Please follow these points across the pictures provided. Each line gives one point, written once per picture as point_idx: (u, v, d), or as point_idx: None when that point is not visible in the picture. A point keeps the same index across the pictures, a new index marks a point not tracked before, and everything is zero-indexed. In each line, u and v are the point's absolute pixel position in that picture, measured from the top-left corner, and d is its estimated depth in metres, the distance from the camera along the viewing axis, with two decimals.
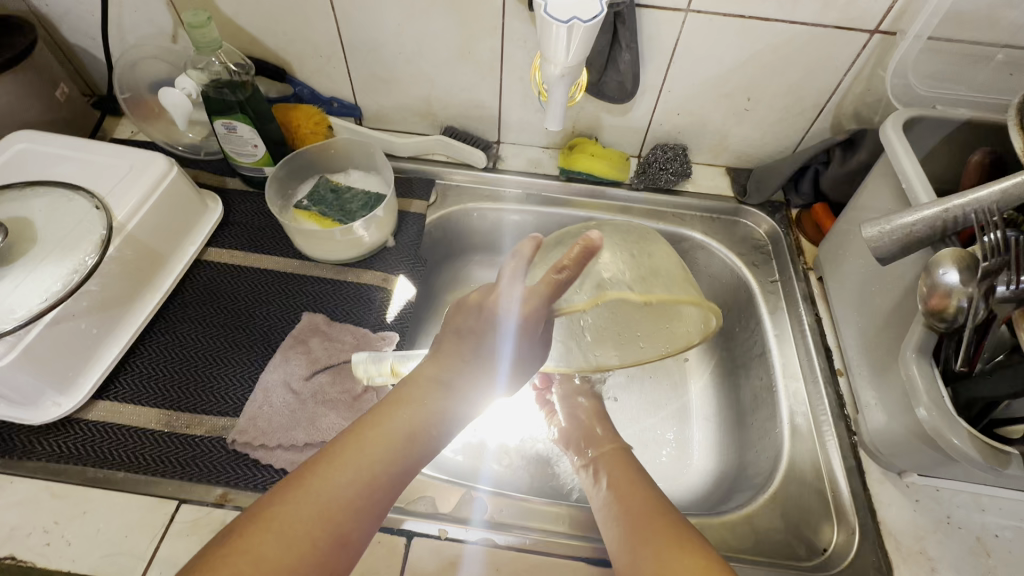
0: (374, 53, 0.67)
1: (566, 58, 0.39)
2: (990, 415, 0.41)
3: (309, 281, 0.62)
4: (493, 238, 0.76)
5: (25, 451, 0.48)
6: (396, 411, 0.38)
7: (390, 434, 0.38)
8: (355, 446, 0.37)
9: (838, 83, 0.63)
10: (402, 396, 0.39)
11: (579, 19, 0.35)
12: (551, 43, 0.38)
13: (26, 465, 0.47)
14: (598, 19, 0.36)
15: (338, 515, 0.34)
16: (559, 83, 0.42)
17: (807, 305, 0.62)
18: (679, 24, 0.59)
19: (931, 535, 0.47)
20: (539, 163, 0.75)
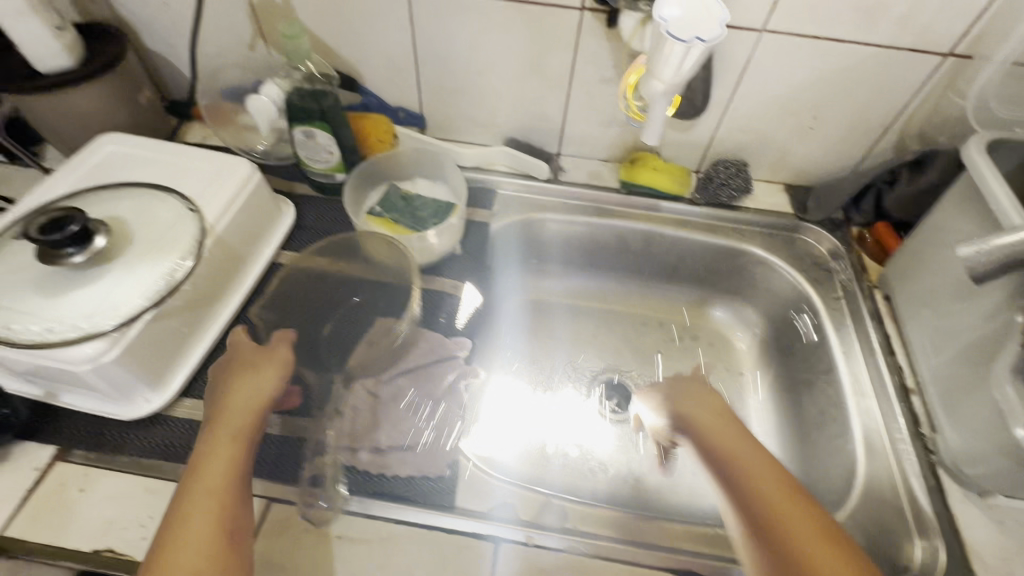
0: (446, 65, 0.68)
1: (674, 75, 0.41)
2: None
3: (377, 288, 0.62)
4: (551, 248, 0.76)
5: (116, 445, 0.49)
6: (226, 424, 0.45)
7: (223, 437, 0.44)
8: (203, 458, 0.42)
9: (906, 104, 0.64)
10: (224, 412, 0.46)
11: (700, 38, 0.37)
12: (663, 60, 0.40)
13: (119, 460, 0.48)
14: (717, 40, 0.37)
15: (226, 496, 0.40)
16: (661, 100, 0.43)
17: (874, 322, 0.62)
18: (754, 44, 0.60)
19: (1018, 556, 0.46)
20: (599, 175, 0.76)
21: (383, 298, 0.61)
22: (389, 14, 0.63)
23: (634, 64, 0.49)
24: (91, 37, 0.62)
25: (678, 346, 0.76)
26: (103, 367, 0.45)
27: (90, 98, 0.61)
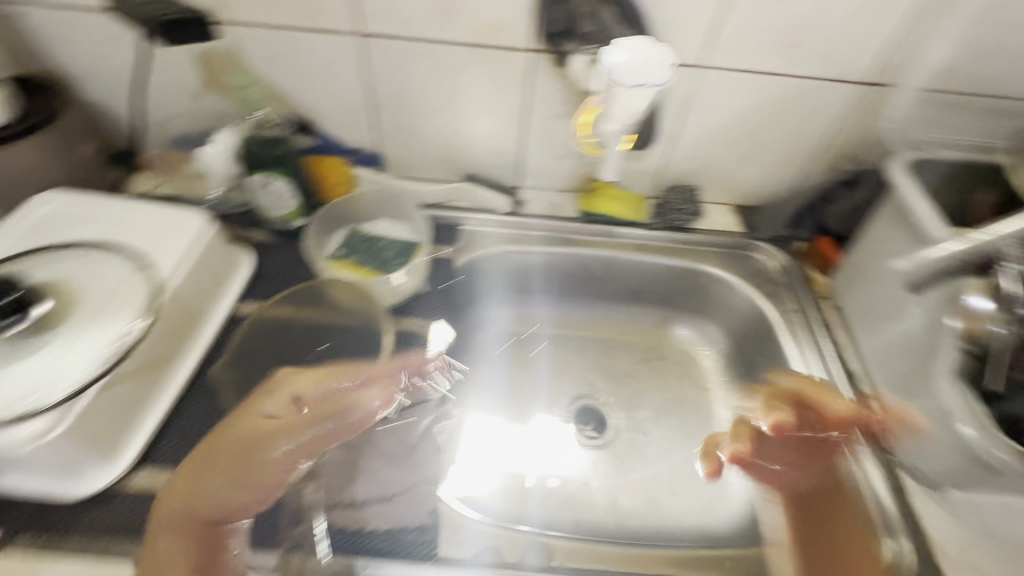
0: (402, 106, 0.69)
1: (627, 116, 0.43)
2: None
3: (343, 334, 0.61)
4: (518, 279, 0.78)
5: (65, 527, 0.45)
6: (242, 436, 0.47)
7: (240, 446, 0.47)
8: (165, 512, 0.43)
9: (835, 128, 0.69)
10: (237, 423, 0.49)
11: (653, 83, 0.40)
12: (616, 104, 0.42)
13: (68, 544, 0.44)
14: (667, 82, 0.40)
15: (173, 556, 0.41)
16: (614, 138, 0.46)
17: (826, 332, 0.66)
18: (694, 78, 0.64)
19: (975, 547, 0.49)
20: (558, 205, 0.78)
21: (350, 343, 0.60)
22: (344, 59, 0.64)
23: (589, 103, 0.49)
24: (25, 92, 0.59)
25: (646, 367, 0.78)
26: (50, 444, 0.43)
27: (25, 155, 0.58)
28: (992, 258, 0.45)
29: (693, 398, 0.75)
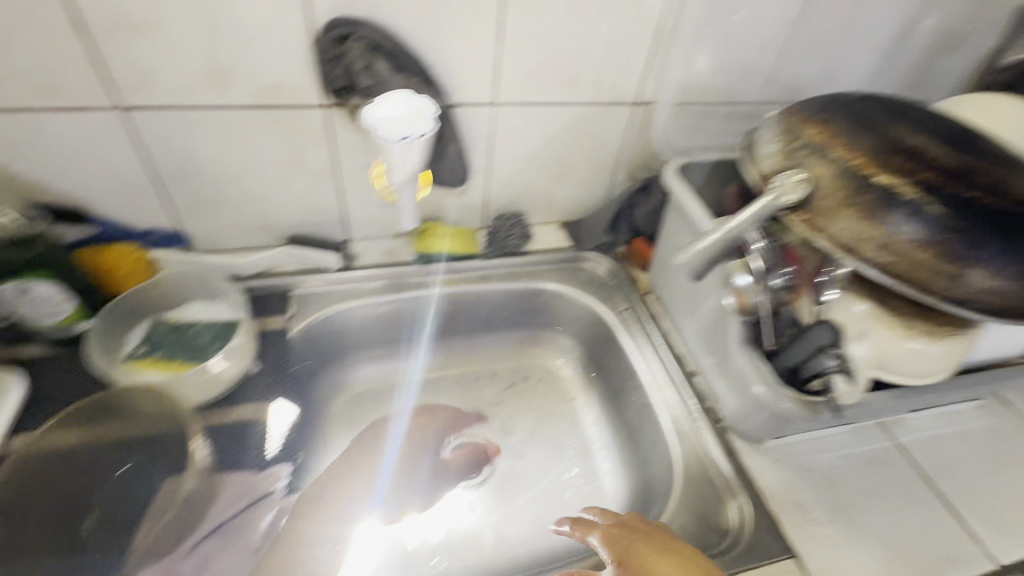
0: (195, 178, 0.64)
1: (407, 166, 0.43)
2: (799, 378, 0.51)
3: (161, 441, 0.54)
4: (366, 334, 0.75)
5: None
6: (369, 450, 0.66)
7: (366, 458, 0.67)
8: None
9: (623, 144, 0.78)
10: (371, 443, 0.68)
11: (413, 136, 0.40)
12: (393, 156, 0.42)
13: None
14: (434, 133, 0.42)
15: None
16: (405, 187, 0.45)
17: (654, 324, 0.73)
18: (490, 115, 0.68)
19: (795, 484, 0.57)
20: (394, 251, 0.77)
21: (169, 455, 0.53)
22: (107, 137, 0.57)
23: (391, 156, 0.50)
24: None
25: (512, 391, 0.79)
26: None
27: None
28: (744, 238, 0.51)
29: (560, 411, 0.78)
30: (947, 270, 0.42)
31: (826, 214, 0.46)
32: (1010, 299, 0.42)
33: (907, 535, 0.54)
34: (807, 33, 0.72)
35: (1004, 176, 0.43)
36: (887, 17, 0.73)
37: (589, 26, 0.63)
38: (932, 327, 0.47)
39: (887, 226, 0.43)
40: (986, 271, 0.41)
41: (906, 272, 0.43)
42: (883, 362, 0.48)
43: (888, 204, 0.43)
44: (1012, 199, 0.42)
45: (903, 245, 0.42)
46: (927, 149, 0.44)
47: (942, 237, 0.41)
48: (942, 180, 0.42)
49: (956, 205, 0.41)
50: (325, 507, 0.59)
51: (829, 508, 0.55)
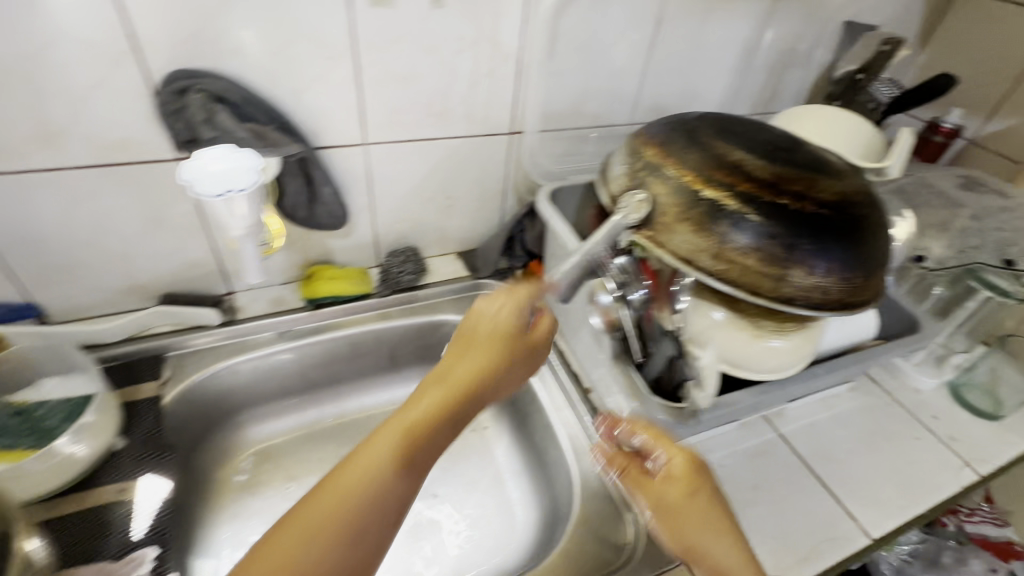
0: (40, 245, 0.59)
1: (243, 222, 0.46)
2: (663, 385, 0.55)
3: None
4: (258, 388, 0.72)
5: None
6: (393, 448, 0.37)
7: (372, 471, 0.35)
8: None
9: (507, 172, 0.80)
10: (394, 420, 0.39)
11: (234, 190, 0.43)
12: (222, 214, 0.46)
13: None
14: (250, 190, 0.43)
15: None
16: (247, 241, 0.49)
17: (551, 344, 0.74)
18: (363, 154, 0.68)
19: None
20: (281, 299, 0.75)
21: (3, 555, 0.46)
22: None
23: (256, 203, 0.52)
24: None
25: None
26: None
27: None
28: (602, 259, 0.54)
29: (471, 442, 0.78)
30: (771, 272, 0.45)
31: (666, 229, 0.48)
32: (828, 294, 0.46)
33: (789, 522, 0.57)
34: (660, 60, 0.77)
35: (810, 183, 0.47)
36: (729, 42, 0.79)
37: (449, 65, 0.64)
38: (783, 325, 0.50)
39: (716, 236, 0.46)
40: (804, 270, 0.45)
41: (738, 277, 0.46)
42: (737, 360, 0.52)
43: (715, 217, 0.46)
44: (818, 202, 0.46)
45: (732, 253, 0.45)
46: (744, 164, 0.48)
47: (762, 243, 0.45)
48: (756, 191, 0.46)
49: (770, 212, 0.45)
50: (301, 561, 0.31)
51: None
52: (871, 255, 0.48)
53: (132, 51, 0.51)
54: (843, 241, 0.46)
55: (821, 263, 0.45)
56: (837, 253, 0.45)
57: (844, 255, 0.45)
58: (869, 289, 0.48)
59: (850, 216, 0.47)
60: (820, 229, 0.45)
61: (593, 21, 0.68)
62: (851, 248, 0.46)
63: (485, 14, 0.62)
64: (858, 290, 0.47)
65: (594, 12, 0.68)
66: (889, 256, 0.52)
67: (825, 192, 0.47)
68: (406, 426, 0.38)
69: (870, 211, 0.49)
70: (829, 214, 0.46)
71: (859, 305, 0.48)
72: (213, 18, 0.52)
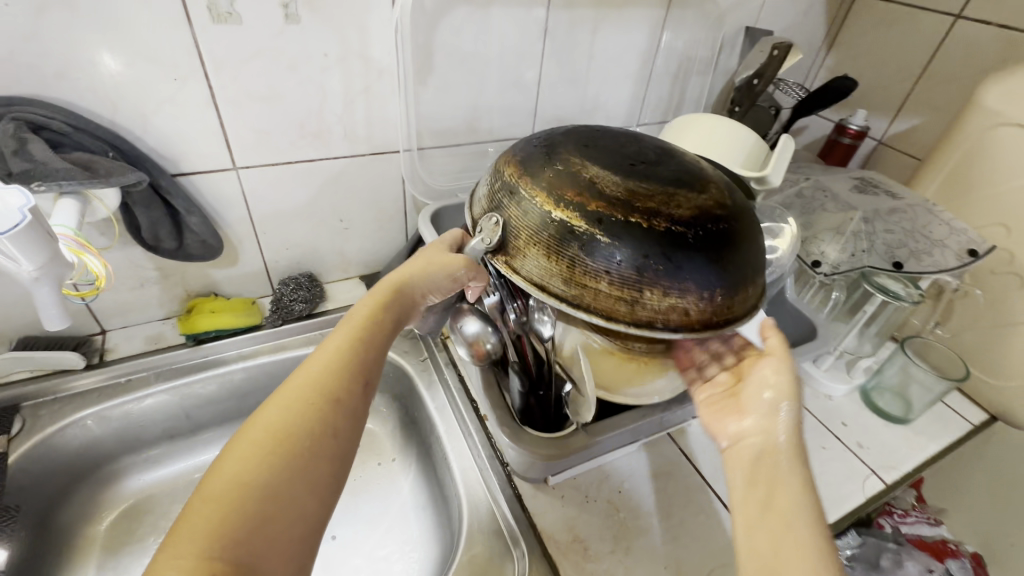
0: None
1: (27, 263, 0.42)
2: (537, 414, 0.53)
3: None
4: (133, 434, 0.66)
5: None
6: (306, 390, 0.40)
7: (310, 386, 0.40)
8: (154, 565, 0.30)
9: (403, 191, 0.77)
10: (301, 370, 0.41)
11: None
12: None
13: None
14: (19, 226, 0.39)
15: None
16: (41, 284, 0.44)
17: (450, 369, 0.71)
18: (236, 179, 0.64)
19: (577, 519, 0.55)
20: (159, 336, 0.70)
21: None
22: None
23: (76, 236, 0.46)
24: None
25: None
26: None
27: None
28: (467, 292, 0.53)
29: (374, 475, 0.73)
30: (625, 296, 0.42)
31: (520, 253, 0.45)
32: (688, 317, 0.43)
33: (684, 550, 0.54)
34: (554, 70, 0.75)
35: (670, 195, 0.43)
36: (626, 51, 0.78)
37: (318, 82, 0.61)
38: (653, 346, 0.48)
39: (567, 260, 0.43)
40: (658, 292, 0.42)
41: (592, 304, 0.43)
42: (608, 385, 0.50)
43: (563, 240, 0.43)
44: (673, 219, 0.42)
45: (584, 277, 0.43)
46: (599, 176, 0.44)
47: (611, 268, 0.42)
48: (607, 209, 0.42)
49: (620, 234, 0.41)
50: (246, 478, 0.34)
51: (610, 539, 0.54)
52: (737, 271, 0.44)
53: None
54: (700, 260, 0.42)
55: (674, 286, 0.42)
56: (693, 272, 0.42)
57: (701, 275, 0.42)
58: (735, 307, 0.44)
59: (711, 230, 0.43)
60: (674, 248, 0.42)
61: (474, 34, 0.66)
62: (710, 267, 0.43)
63: (350, 29, 0.59)
64: (721, 310, 0.44)
65: (472, 24, 0.65)
66: (763, 267, 0.49)
67: (685, 205, 0.43)
68: (336, 352, 0.43)
69: (737, 222, 0.45)
70: (686, 231, 0.42)
71: (727, 323, 0.45)
72: (25, 42, 0.47)
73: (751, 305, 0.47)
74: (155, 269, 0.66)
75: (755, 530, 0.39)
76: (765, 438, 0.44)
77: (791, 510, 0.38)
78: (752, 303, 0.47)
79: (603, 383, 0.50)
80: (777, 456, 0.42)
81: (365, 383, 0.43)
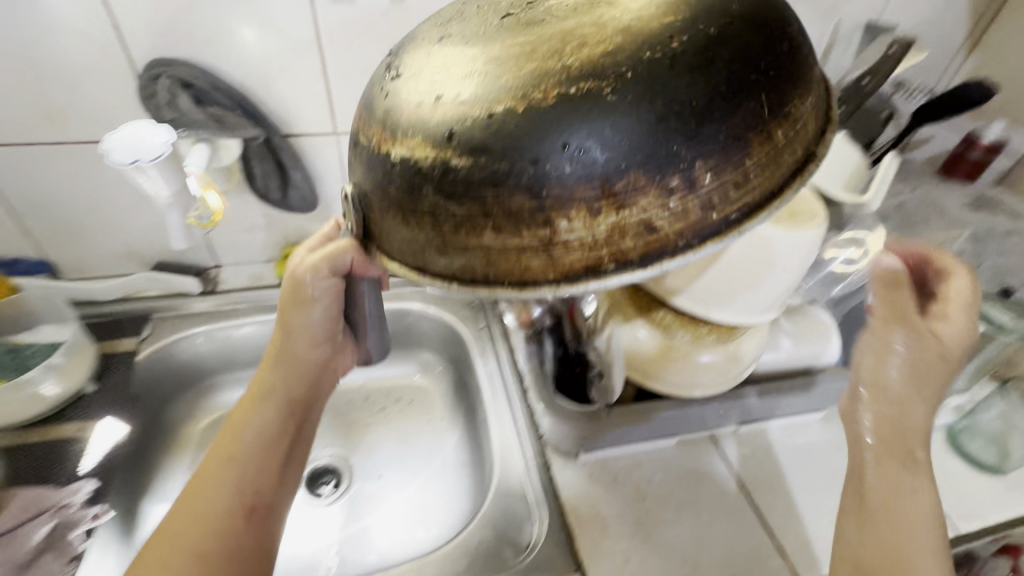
0: (50, 210, 0.68)
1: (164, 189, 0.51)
2: (568, 387, 0.56)
3: None
4: (228, 356, 0.76)
5: None
6: (173, 536, 0.42)
7: (184, 521, 0.43)
8: None
9: None
10: (192, 501, 0.44)
11: (142, 160, 0.48)
12: (142, 179, 0.50)
13: None
14: (159, 158, 0.48)
15: None
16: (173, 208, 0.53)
17: (503, 339, 0.74)
18: (335, 143, 0.71)
19: (601, 498, 0.56)
20: (260, 275, 0.80)
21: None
22: None
23: (203, 176, 0.56)
24: None
25: (379, 413, 0.81)
26: None
27: None
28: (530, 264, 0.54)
29: (422, 430, 0.79)
30: (529, 244, 0.26)
31: (383, 233, 0.30)
32: (656, 236, 0.26)
33: (705, 553, 0.53)
34: None
35: (558, 47, 0.25)
36: None
37: None
38: (696, 334, 0.49)
39: (429, 217, 0.27)
40: (581, 219, 0.26)
41: (489, 271, 0.27)
42: (648, 370, 0.51)
43: (415, 189, 0.27)
44: (564, 89, 0.25)
45: (461, 234, 0.27)
46: (453, 61, 0.27)
47: (500, 194, 0.25)
48: (468, 111, 0.26)
49: (489, 139, 0.25)
50: None
51: (630, 524, 0.54)
52: (739, 139, 0.26)
53: (116, 40, 0.57)
54: (631, 129, 0.25)
55: (602, 194, 0.25)
56: (638, 169, 0.25)
57: (659, 172, 0.25)
58: (748, 198, 0.26)
59: (667, 97, 0.25)
60: (595, 139, 0.25)
61: None
62: (680, 141, 0.25)
63: None
64: (702, 211, 0.26)
65: None
66: (802, 103, 0.28)
67: (597, 38, 0.25)
68: (212, 474, 0.45)
69: (721, 46, 0.26)
70: (613, 106, 0.25)
71: (746, 219, 0.26)
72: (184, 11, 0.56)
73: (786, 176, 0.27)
74: (263, 215, 0.76)
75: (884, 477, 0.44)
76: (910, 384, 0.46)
77: (914, 471, 0.44)
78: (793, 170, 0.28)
79: (642, 367, 0.51)
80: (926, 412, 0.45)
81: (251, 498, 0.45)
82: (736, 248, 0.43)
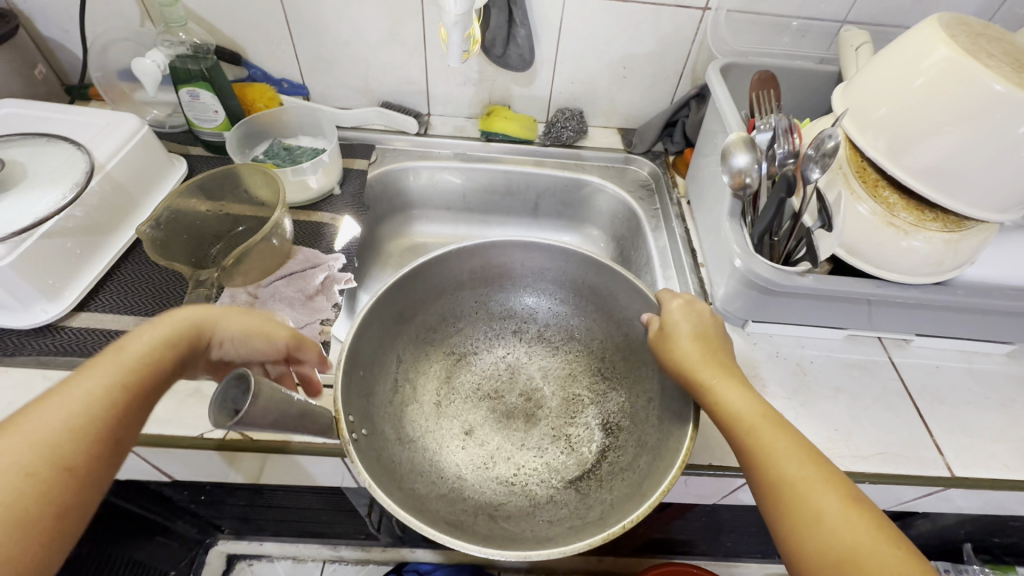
0: (318, 37, 0.80)
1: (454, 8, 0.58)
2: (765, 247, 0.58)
3: (245, 227, 0.70)
4: (433, 194, 0.90)
5: (33, 337, 0.57)
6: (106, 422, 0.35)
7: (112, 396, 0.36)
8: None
9: (690, 52, 0.80)
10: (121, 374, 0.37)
11: None
12: None
13: (33, 348, 0.56)
14: None
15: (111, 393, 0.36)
16: (455, 28, 0.61)
17: (679, 221, 0.77)
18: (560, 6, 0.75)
19: (763, 362, 0.61)
20: (463, 128, 0.90)
21: (246, 227, 0.70)
22: None
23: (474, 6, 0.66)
24: None
25: None
26: (10, 282, 0.53)
27: None
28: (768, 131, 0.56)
29: None
30: (376, 373, 0.49)
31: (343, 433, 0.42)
32: (389, 313, 0.51)
33: (859, 428, 0.56)
34: None
35: (458, 471, 0.48)
36: None
37: None
38: (919, 218, 0.51)
39: (371, 412, 0.47)
40: (395, 364, 0.52)
41: (366, 374, 0.48)
42: (853, 246, 0.54)
43: (376, 421, 0.46)
44: (419, 413, 0.52)
45: (376, 406, 0.48)
46: (445, 425, 0.52)
47: (388, 370, 0.51)
48: (409, 431, 0.49)
49: (393, 417, 0.49)
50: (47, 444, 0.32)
51: (788, 390, 0.59)
52: (415, 347, 0.55)
53: None
54: (423, 362, 0.55)
55: (400, 369, 0.52)
56: (462, 355, 0.58)
57: (467, 354, 0.58)
58: (383, 299, 0.50)
59: (522, 392, 0.57)
60: (479, 399, 0.56)
61: None
62: (428, 351, 0.56)
63: None
64: (389, 313, 0.52)
65: None
66: (529, 324, 0.61)
67: (466, 446, 0.51)
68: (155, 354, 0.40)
69: (497, 402, 0.55)
70: (504, 422, 0.54)
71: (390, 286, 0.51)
72: None
73: (439, 298, 0.57)
74: (479, 71, 0.84)
75: (778, 477, 0.40)
76: (756, 418, 0.42)
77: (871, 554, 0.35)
78: (519, 272, 0.59)
79: (852, 241, 0.54)
80: (838, 485, 0.39)
81: (76, 465, 0.32)
82: (990, 127, 0.44)
